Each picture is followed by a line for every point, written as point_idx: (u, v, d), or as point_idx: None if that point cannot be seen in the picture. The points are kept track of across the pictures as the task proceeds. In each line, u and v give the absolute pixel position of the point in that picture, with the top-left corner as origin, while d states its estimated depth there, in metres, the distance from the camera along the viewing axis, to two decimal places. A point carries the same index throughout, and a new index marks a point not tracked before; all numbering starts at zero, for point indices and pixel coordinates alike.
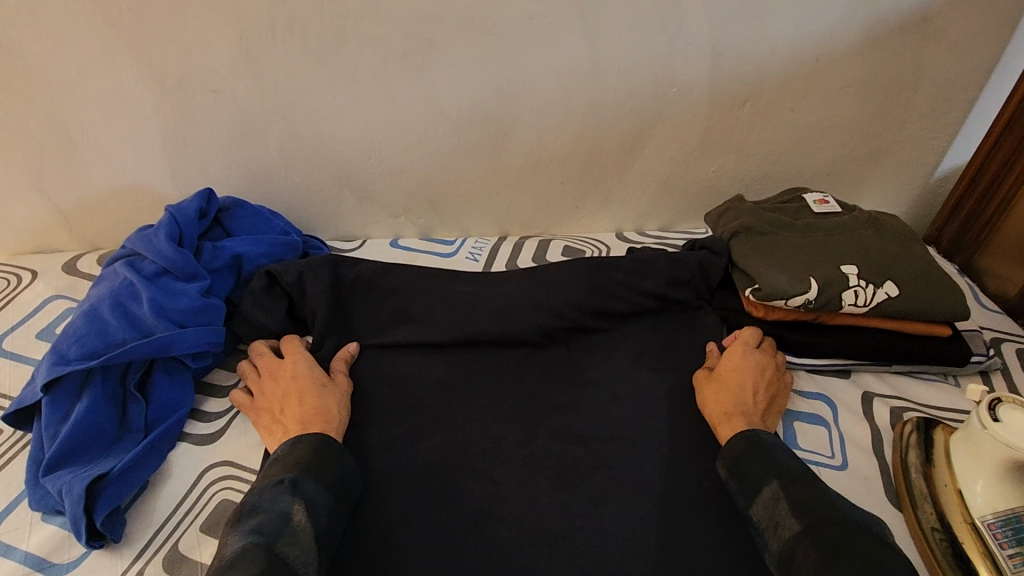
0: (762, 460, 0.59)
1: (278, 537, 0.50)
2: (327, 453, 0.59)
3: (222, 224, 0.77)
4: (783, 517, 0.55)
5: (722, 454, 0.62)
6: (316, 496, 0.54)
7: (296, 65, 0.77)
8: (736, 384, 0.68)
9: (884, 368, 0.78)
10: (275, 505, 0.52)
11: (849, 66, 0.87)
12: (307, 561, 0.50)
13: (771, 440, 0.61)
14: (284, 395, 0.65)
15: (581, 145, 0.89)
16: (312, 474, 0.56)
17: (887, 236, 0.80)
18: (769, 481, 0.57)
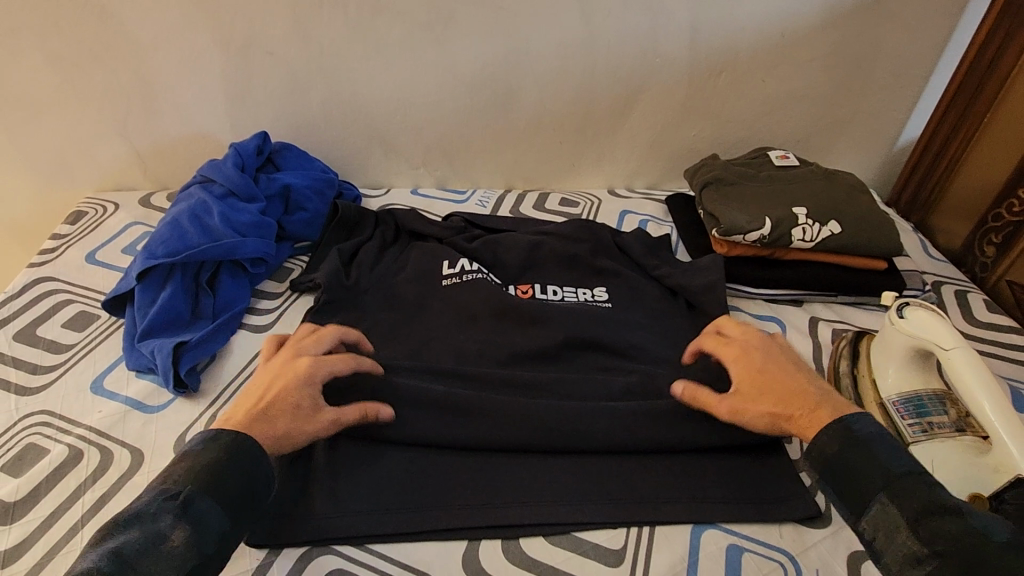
0: (858, 465, 0.55)
1: (136, 561, 0.47)
2: (243, 462, 0.54)
3: (274, 162, 0.93)
4: (902, 538, 0.51)
5: (810, 457, 0.58)
6: (206, 517, 0.50)
7: (338, 33, 0.93)
8: (776, 383, 0.62)
9: (831, 298, 0.91)
10: (153, 523, 0.48)
11: (812, 42, 1.00)
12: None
13: (866, 436, 0.56)
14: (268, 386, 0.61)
15: (577, 108, 1.04)
16: (212, 490, 0.51)
17: (837, 185, 0.93)
18: (875, 492, 0.53)
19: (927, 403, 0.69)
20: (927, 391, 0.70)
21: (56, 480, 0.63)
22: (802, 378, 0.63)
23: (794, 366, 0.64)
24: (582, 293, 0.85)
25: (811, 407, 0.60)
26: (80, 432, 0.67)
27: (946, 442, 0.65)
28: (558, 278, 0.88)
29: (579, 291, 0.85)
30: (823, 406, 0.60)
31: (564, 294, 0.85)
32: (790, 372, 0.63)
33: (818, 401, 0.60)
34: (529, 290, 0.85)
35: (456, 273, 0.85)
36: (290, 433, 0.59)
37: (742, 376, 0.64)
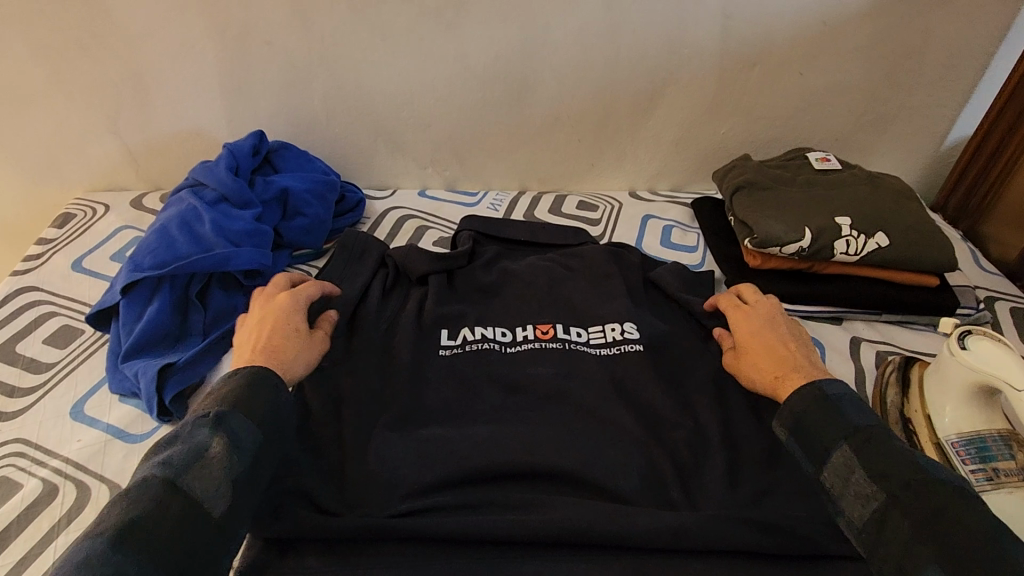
0: (826, 420, 0.55)
1: (183, 471, 0.49)
2: (258, 385, 0.57)
3: (272, 162, 0.86)
4: (860, 483, 0.51)
5: (780, 415, 0.58)
6: (238, 429, 0.52)
7: (340, 21, 0.85)
8: (761, 337, 0.69)
9: (874, 316, 0.83)
10: (193, 438, 0.51)
11: (858, 31, 0.91)
12: (215, 497, 0.49)
13: (829, 398, 0.56)
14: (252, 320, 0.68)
15: (598, 103, 0.96)
16: (239, 407, 0.54)
17: (884, 191, 0.84)
18: (838, 443, 0.53)
19: (993, 446, 0.61)
20: (993, 431, 0.62)
21: (29, 519, 0.58)
22: (787, 342, 0.67)
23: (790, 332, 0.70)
24: (609, 330, 0.77)
25: (786, 372, 0.64)
26: (55, 465, 0.62)
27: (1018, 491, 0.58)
28: (582, 304, 0.81)
29: (606, 328, 0.77)
30: (801, 371, 0.63)
31: (589, 335, 0.77)
32: (780, 337, 0.68)
33: (796, 367, 0.64)
34: (550, 329, 0.78)
35: (456, 343, 0.76)
36: (290, 355, 0.64)
37: (744, 334, 0.70)
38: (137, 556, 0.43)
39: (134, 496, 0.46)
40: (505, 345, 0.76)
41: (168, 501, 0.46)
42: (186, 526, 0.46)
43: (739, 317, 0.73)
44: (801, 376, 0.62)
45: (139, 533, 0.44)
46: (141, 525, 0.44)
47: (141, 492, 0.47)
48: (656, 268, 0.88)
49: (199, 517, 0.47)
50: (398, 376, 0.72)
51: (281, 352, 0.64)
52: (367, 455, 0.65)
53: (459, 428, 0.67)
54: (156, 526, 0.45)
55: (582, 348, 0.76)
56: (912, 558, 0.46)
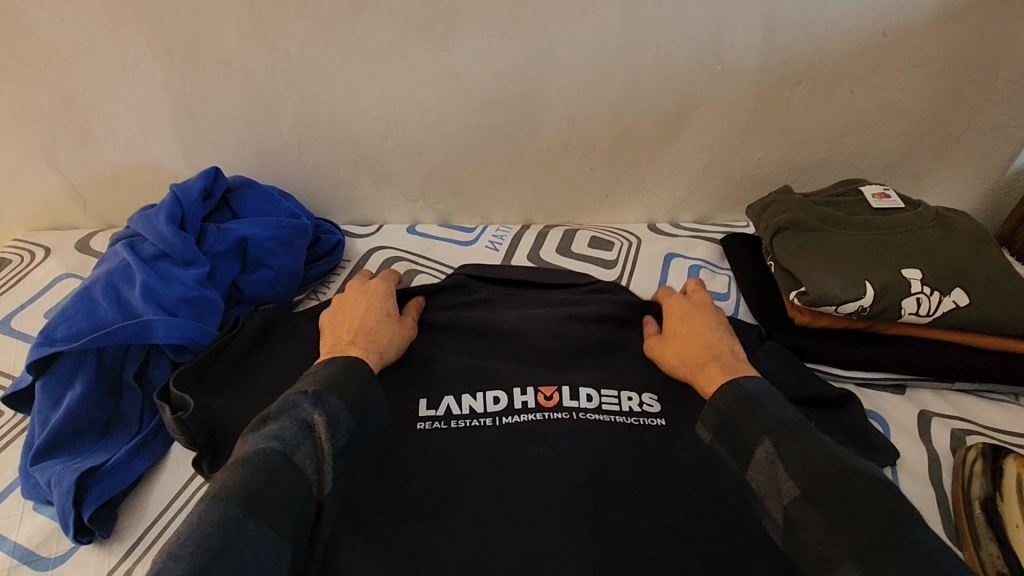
0: (747, 417, 0.53)
1: (295, 445, 0.49)
2: (356, 374, 0.57)
3: (229, 205, 0.74)
4: (780, 478, 0.49)
5: (704, 413, 0.57)
6: (338, 412, 0.53)
7: (309, 36, 0.72)
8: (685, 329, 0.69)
9: (945, 385, 0.70)
10: (297, 413, 0.51)
11: (922, 43, 0.77)
12: (321, 474, 0.49)
13: (744, 394, 0.55)
14: (345, 305, 0.71)
15: (613, 128, 0.83)
16: (339, 390, 0.55)
17: (956, 236, 0.71)
18: (760, 437, 0.51)
19: None
20: None
21: None
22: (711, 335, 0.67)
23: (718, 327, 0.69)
24: (626, 399, 0.65)
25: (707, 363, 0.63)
26: None
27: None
28: (597, 376, 0.68)
29: (623, 397, 0.66)
30: (722, 365, 0.63)
31: (602, 399, 0.65)
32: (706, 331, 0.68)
33: (719, 361, 0.63)
34: (554, 395, 0.66)
35: (437, 414, 0.64)
36: (377, 342, 0.66)
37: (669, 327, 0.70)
38: (263, 523, 0.43)
39: (253, 464, 0.47)
40: (498, 416, 0.64)
41: (282, 472, 0.47)
42: (299, 499, 0.46)
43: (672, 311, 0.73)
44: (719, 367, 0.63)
45: (262, 501, 0.44)
46: (260, 491, 0.45)
47: (256, 462, 0.47)
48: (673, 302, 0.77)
49: (307, 494, 0.47)
50: (373, 468, 0.60)
51: (371, 338, 0.66)
52: None
53: (449, 542, 0.55)
54: (272, 496, 0.45)
55: (592, 416, 0.64)
56: (827, 556, 0.42)
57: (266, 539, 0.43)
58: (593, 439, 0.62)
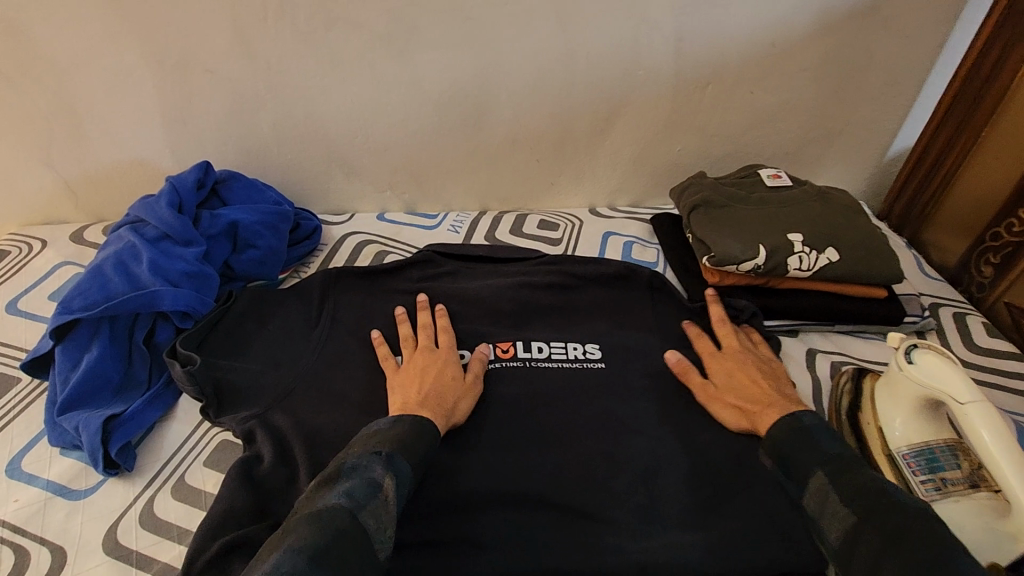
0: (803, 450, 0.60)
1: (364, 504, 0.53)
2: (423, 435, 0.61)
3: (219, 195, 0.84)
4: (834, 504, 0.55)
5: (765, 445, 0.64)
6: (404, 473, 0.57)
7: (287, 47, 0.83)
8: (728, 372, 0.73)
9: (828, 328, 0.85)
10: (369, 473, 0.55)
11: (803, 51, 0.93)
12: (381, 536, 0.52)
13: (803, 426, 0.62)
14: (417, 365, 0.72)
15: (554, 124, 0.96)
16: (406, 451, 0.58)
17: (833, 207, 0.87)
18: (814, 469, 0.58)
19: (941, 457, 0.64)
20: (940, 442, 0.64)
21: None
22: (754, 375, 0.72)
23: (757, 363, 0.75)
24: (572, 348, 0.79)
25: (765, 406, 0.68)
26: None
27: (965, 502, 0.60)
28: (545, 332, 0.82)
29: (568, 346, 0.79)
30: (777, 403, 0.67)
31: (551, 350, 0.79)
32: (750, 372, 0.73)
33: (775, 402, 0.68)
34: (510, 347, 0.79)
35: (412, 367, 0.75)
36: (445, 403, 0.67)
37: (720, 371, 0.74)
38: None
39: (326, 520, 0.49)
40: (464, 365, 0.76)
41: (353, 530, 0.50)
42: (366, 557, 0.49)
43: (710, 353, 0.77)
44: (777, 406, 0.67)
45: (333, 556, 0.47)
46: (330, 550, 0.47)
47: (329, 519, 0.49)
48: (610, 266, 0.89)
49: (374, 553, 0.50)
50: (360, 407, 0.71)
51: (438, 399, 0.68)
52: None
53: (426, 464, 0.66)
54: (341, 555, 0.47)
55: (543, 363, 0.77)
56: (880, 564, 0.49)
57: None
58: (543, 377, 0.75)
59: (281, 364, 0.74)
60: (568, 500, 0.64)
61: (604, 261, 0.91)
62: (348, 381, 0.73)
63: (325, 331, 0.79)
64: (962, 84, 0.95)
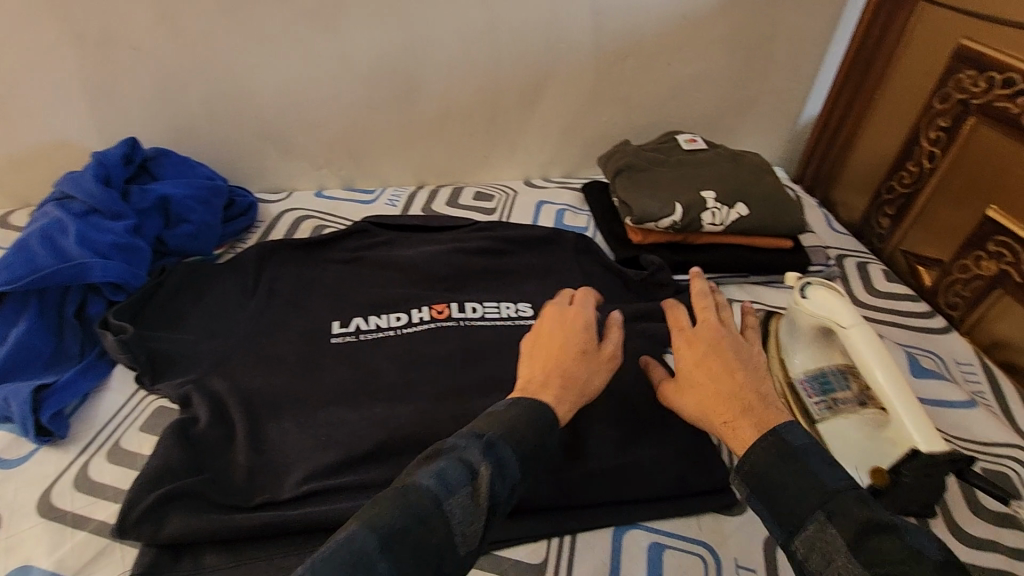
0: (795, 483, 0.46)
1: (452, 490, 0.45)
2: (535, 418, 0.51)
3: (148, 171, 0.85)
4: (842, 561, 0.42)
5: (740, 469, 0.50)
6: (507, 461, 0.48)
7: (211, 23, 0.84)
8: (703, 382, 0.56)
9: (743, 279, 0.92)
10: (464, 455, 0.47)
11: (713, 23, 0.99)
12: (467, 528, 0.45)
13: (794, 453, 0.47)
14: (546, 332, 0.63)
15: (484, 97, 1.00)
16: (513, 437, 0.49)
17: (743, 167, 0.94)
18: (809, 510, 0.44)
19: (832, 380, 0.71)
20: (831, 366, 0.71)
21: None
22: (732, 376, 0.55)
23: (734, 351, 0.57)
24: (505, 307, 0.83)
25: (737, 413, 0.52)
26: None
27: (851, 416, 0.67)
28: (479, 293, 0.85)
29: (502, 305, 0.83)
30: (754, 409, 0.52)
31: (484, 309, 0.82)
32: (727, 370, 0.55)
33: (751, 408, 0.52)
34: (445, 309, 0.82)
35: (349, 330, 0.78)
36: (582, 386, 0.57)
37: (695, 372, 0.57)
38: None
39: (399, 500, 0.44)
40: (400, 327, 0.79)
41: (427, 519, 0.43)
42: (439, 553, 0.43)
43: (682, 338, 0.60)
44: (752, 416, 0.52)
45: (397, 545, 0.42)
46: (401, 535, 0.42)
47: (406, 503, 0.44)
48: (538, 231, 0.94)
49: (453, 549, 0.44)
50: (297, 368, 0.73)
51: (569, 379, 0.57)
52: (264, 449, 0.65)
53: (363, 416, 0.69)
54: (409, 544, 0.42)
55: (477, 322, 0.80)
56: None
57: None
58: (476, 333, 0.79)
59: (218, 332, 0.76)
60: None
61: (530, 228, 0.95)
62: (284, 345, 0.75)
63: (262, 300, 0.80)
64: (858, 51, 1.04)
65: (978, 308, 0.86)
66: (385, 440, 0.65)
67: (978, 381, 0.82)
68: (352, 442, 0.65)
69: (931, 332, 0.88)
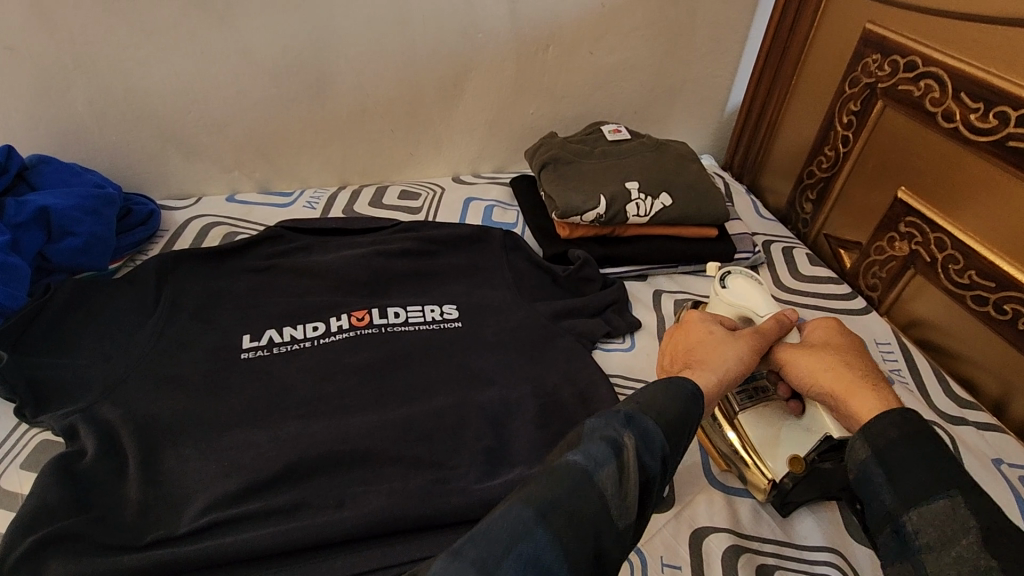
0: (925, 458, 0.48)
1: (608, 463, 0.42)
2: (682, 395, 0.50)
3: (27, 180, 0.79)
4: (962, 538, 0.43)
5: (858, 435, 0.52)
6: (650, 433, 0.46)
7: (91, 15, 0.77)
8: (823, 361, 0.59)
9: (672, 269, 0.92)
10: (610, 429, 0.45)
11: (631, 12, 0.98)
12: (623, 505, 0.41)
13: (926, 439, 0.48)
14: (696, 335, 0.64)
15: (402, 91, 0.96)
16: (651, 412, 0.47)
17: (667, 157, 0.94)
18: (942, 488, 0.46)
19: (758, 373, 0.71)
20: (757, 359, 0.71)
21: None
22: (852, 364, 0.58)
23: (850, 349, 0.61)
24: (429, 311, 0.80)
25: (866, 386, 0.56)
26: None
27: (770, 407, 0.68)
28: (402, 298, 0.82)
29: (425, 309, 0.80)
30: (877, 390, 0.55)
31: (408, 314, 0.79)
32: (847, 360, 0.59)
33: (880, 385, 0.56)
34: (365, 316, 0.78)
35: (260, 344, 0.73)
36: (711, 364, 0.58)
37: (822, 360, 0.59)
38: (551, 547, 0.37)
39: (551, 475, 0.41)
40: (315, 337, 0.75)
41: (587, 490, 0.40)
42: (600, 525, 0.39)
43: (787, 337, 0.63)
44: (874, 395, 0.55)
45: (560, 515, 0.38)
46: (561, 510, 0.38)
47: (559, 474, 0.41)
48: (461, 229, 0.91)
49: (609, 521, 0.40)
50: (201, 389, 0.68)
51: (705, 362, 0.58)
52: (161, 479, 0.60)
53: (272, 436, 0.64)
54: (568, 514, 0.38)
55: (398, 328, 0.77)
56: None
57: (554, 562, 0.36)
58: (397, 338, 0.76)
59: (111, 354, 0.70)
60: (419, 454, 0.64)
61: (449, 226, 0.92)
62: (186, 364, 0.70)
63: (163, 315, 0.75)
64: (773, 37, 1.05)
65: (894, 288, 0.88)
66: (294, 461, 0.61)
67: (896, 359, 0.83)
68: (259, 466, 0.61)
69: (852, 314, 0.89)
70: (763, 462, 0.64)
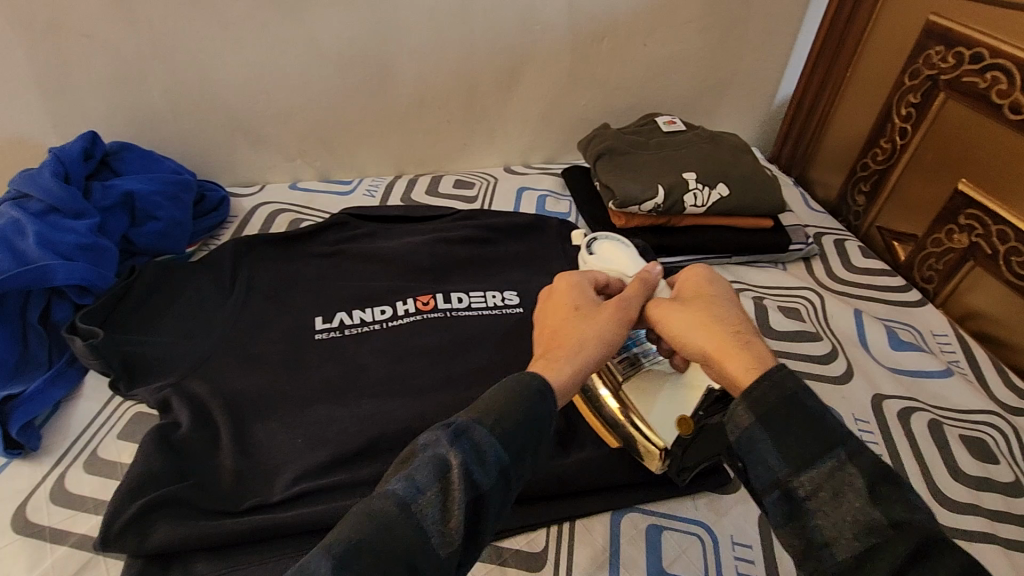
0: (802, 422, 0.41)
1: (424, 490, 0.39)
2: (524, 397, 0.45)
3: (110, 166, 0.82)
4: (850, 504, 0.39)
5: (737, 402, 0.44)
6: (483, 443, 0.42)
7: (170, 7, 0.81)
8: (687, 320, 0.53)
9: (727, 260, 0.93)
10: (433, 449, 0.41)
11: (686, 4, 0.99)
12: (450, 529, 0.39)
13: (806, 395, 0.42)
14: (562, 308, 0.57)
15: (460, 82, 0.98)
16: (485, 420, 0.43)
17: (722, 148, 0.95)
18: (825, 454, 0.40)
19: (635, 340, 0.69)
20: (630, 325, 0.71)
21: None
22: (717, 319, 0.52)
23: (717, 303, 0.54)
24: (491, 296, 0.81)
25: (732, 345, 0.49)
26: None
27: (651, 373, 0.65)
28: (464, 284, 0.84)
29: (488, 295, 0.82)
30: (751, 347, 0.49)
31: (471, 299, 0.81)
32: (712, 317, 0.52)
33: (748, 340, 0.50)
34: (430, 300, 0.80)
35: (332, 326, 0.76)
36: (569, 351, 0.52)
37: (685, 326, 0.53)
38: None
39: (365, 509, 0.39)
40: (385, 320, 0.77)
41: (394, 523, 0.38)
42: (412, 556, 0.37)
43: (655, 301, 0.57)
44: (749, 353, 0.48)
45: (363, 552, 0.36)
46: (369, 547, 0.37)
47: (377, 508, 0.39)
48: (518, 217, 0.93)
49: (425, 551, 0.37)
50: (280, 367, 0.71)
51: (563, 346, 0.53)
52: (249, 449, 0.63)
53: (349, 413, 0.67)
54: (379, 549, 0.36)
55: (463, 312, 0.79)
56: None
57: None
58: (461, 322, 0.78)
59: (192, 332, 0.73)
60: None
61: (506, 215, 0.94)
62: (263, 343, 0.73)
63: (238, 296, 0.78)
64: (828, 29, 1.04)
65: (951, 280, 0.88)
66: (374, 437, 0.64)
67: (954, 351, 0.83)
68: (340, 441, 0.64)
69: (909, 305, 0.90)
70: (649, 429, 0.61)
